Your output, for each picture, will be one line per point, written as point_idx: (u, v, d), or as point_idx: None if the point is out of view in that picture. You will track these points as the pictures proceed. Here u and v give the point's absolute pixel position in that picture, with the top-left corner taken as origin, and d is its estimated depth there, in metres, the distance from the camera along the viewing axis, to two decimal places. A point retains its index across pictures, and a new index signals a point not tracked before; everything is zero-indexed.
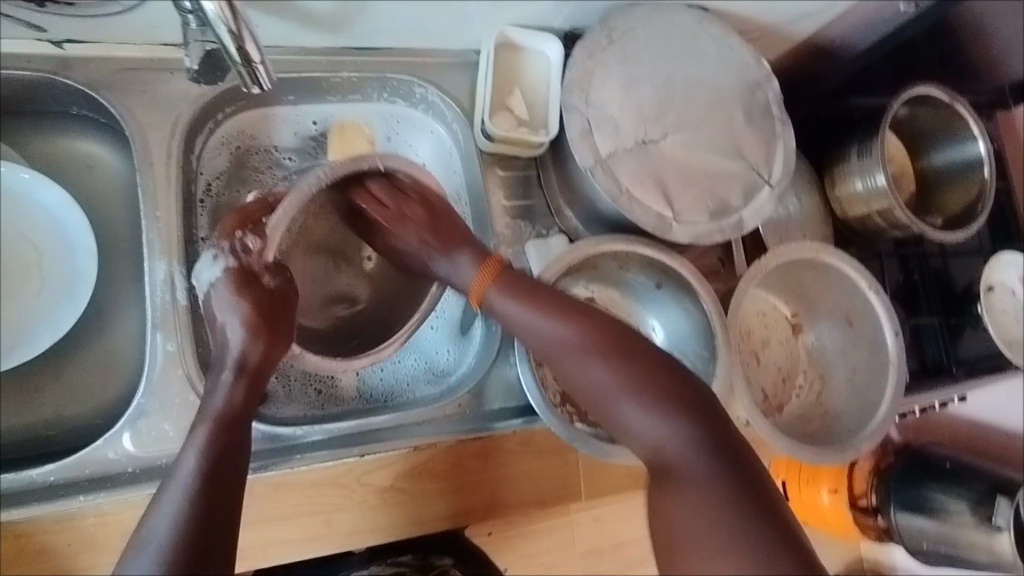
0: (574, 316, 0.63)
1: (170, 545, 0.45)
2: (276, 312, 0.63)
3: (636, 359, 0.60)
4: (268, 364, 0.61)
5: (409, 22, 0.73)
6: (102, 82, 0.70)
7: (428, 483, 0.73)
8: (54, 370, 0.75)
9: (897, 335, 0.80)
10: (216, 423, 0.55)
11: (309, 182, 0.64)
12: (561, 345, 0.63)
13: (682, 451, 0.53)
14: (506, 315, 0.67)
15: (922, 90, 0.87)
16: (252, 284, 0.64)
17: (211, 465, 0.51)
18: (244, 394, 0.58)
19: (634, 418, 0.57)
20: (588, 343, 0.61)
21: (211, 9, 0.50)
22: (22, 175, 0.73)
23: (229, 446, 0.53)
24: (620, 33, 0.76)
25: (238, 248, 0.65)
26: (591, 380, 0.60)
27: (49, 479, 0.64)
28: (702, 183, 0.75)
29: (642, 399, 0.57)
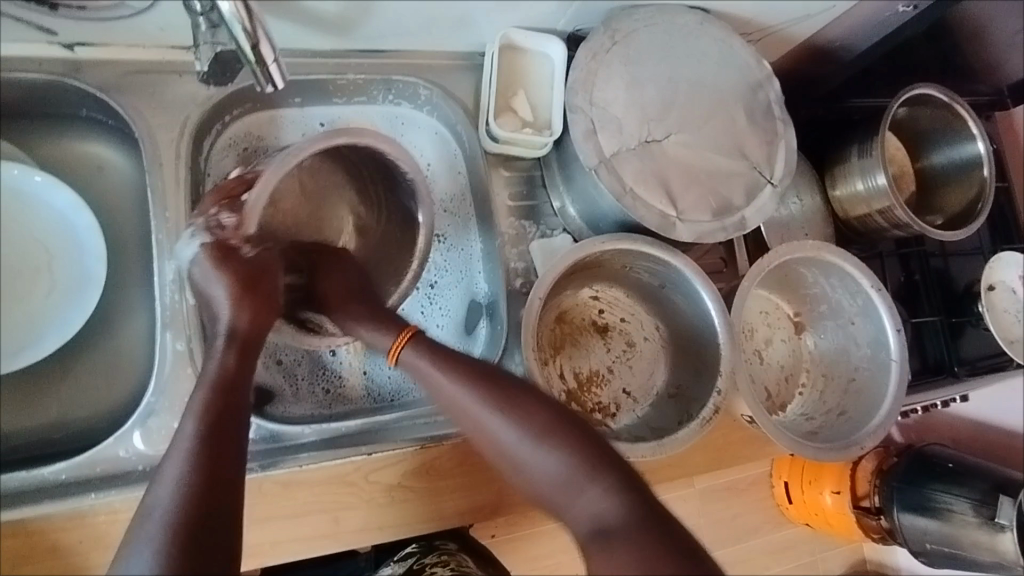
0: (483, 380, 0.60)
1: (173, 511, 0.45)
2: (257, 281, 0.63)
3: (551, 419, 0.58)
4: (256, 331, 0.61)
5: (415, 25, 0.74)
6: (112, 84, 0.71)
7: (436, 481, 0.74)
8: (65, 371, 0.75)
9: (899, 332, 0.81)
10: (213, 389, 0.55)
11: (292, 155, 0.62)
12: (470, 406, 0.60)
13: (613, 512, 0.51)
14: (420, 380, 0.64)
15: (922, 90, 0.88)
16: (230, 255, 0.64)
17: (211, 430, 0.51)
18: (237, 361, 0.59)
19: (561, 482, 0.55)
20: (499, 404, 0.59)
21: (227, 8, 0.52)
22: (33, 179, 0.74)
23: (227, 410, 0.54)
24: (623, 34, 0.76)
25: (213, 224, 0.64)
26: (508, 443, 0.58)
27: (60, 477, 0.65)
28: (705, 182, 0.76)
29: (565, 460, 0.55)
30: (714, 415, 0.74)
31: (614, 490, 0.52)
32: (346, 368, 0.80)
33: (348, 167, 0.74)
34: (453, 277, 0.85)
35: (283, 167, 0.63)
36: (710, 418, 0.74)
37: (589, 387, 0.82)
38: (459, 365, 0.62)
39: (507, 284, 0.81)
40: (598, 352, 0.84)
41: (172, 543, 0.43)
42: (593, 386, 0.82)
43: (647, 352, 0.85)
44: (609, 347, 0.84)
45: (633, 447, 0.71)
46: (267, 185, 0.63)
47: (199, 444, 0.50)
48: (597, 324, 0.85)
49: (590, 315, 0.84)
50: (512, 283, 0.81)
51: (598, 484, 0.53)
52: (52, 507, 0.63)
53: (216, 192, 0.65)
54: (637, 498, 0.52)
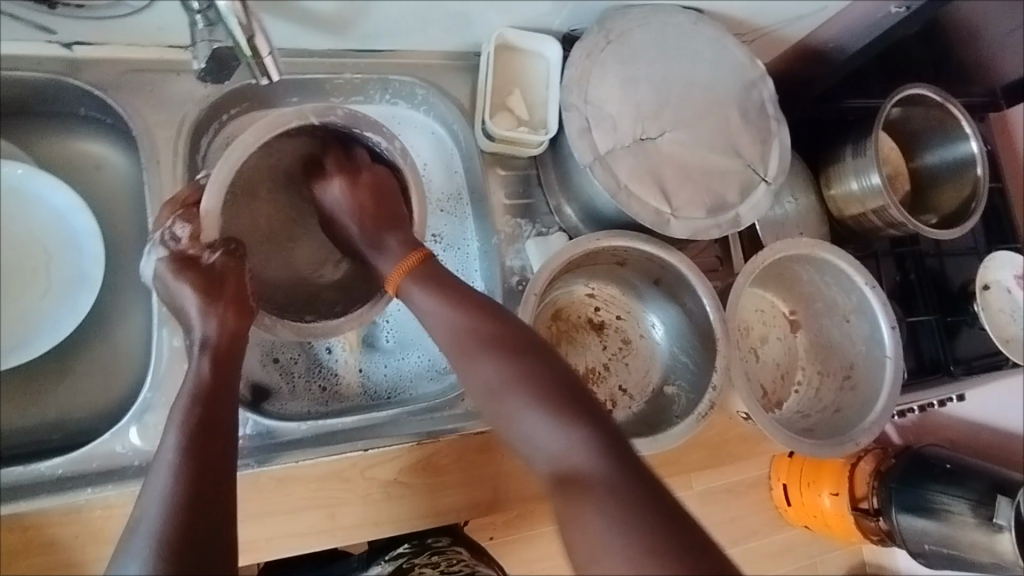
0: (478, 317, 0.62)
1: (165, 526, 0.45)
2: (218, 283, 0.62)
3: (529, 361, 0.59)
4: (229, 334, 0.61)
5: (411, 24, 0.75)
6: (110, 83, 0.72)
7: (433, 478, 0.74)
8: (62, 369, 0.76)
9: (893, 329, 0.81)
10: (194, 401, 0.54)
11: (238, 149, 0.63)
12: (460, 342, 0.62)
13: (581, 460, 0.51)
14: (417, 310, 0.66)
15: (914, 90, 0.89)
16: (192, 264, 0.63)
17: (193, 442, 0.51)
18: (213, 367, 0.58)
19: (528, 424, 0.55)
20: (478, 347, 0.61)
21: (222, 4, 0.52)
22: (41, 182, 0.75)
23: (210, 417, 0.53)
24: (617, 33, 0.77)
25: (169, 238, 0.64)
26: (484, 382, 0.59)
27: (57, 472, 0.65)
28: (699, 180, 0.77)
29: (537, 403, 0.55)
30: (709, 410, 0.74)
31: (586, 439, 0.52)
32: (345, 363, 0.80)
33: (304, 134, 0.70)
34: (451, 276, 0.85)
35: (230, 164, 0.63)
36: (705, 413, 0.74)
37: (586, 383, 0.82)
38: (446, 302, 0.64)
39: (503, 282, 0.82)
40: (595, 349, 0.84)
41: (164, 559, 0.44)
42: (589, 382, 0.83)
43: (642, 350, 0.85)
44: (605, 344, 0.85)
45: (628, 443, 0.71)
46: (221, 185, 0.63)
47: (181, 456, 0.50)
48: (593, 322, 0.85)
49: (586, 313, 0.85)
50: (508, 281, 0.82)
51: (569, 430, 0.53)
52: (47, 503, 0.63)
53: (171, 205, 0.65)
54: (606, 450, 0.52)
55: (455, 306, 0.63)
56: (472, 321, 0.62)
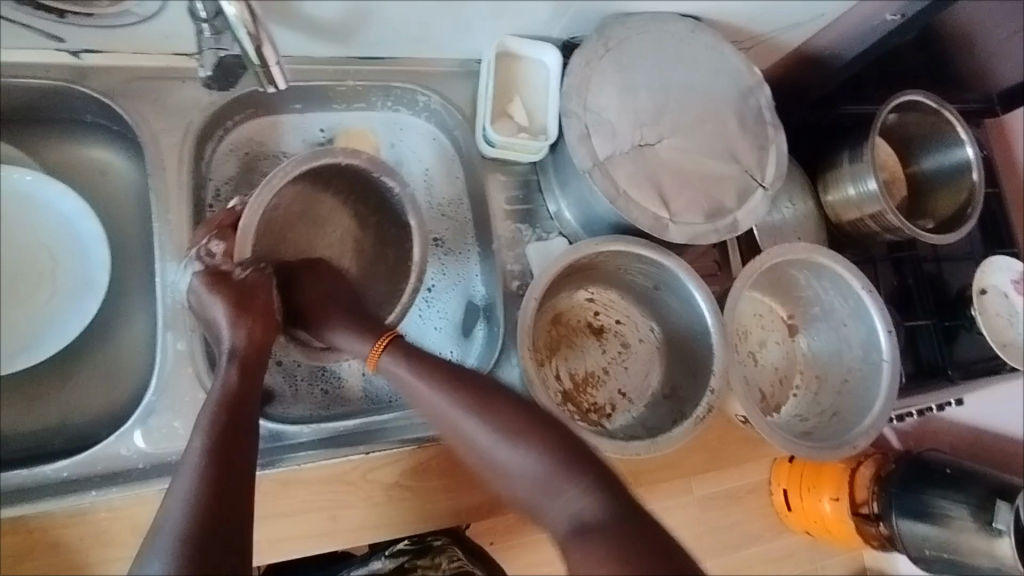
0: (461, 382, 0.60)
1: (188, 524, 0.46)
2: (249, 298, 0.64)
3: (528, 419, 0.57)
4: (256, 345, 0.63)
5: (412, 32, 0.76)
6: (117, 90, 0.73)
7: (434, 481, 0.75)
8: (66, 373, 0.76)
9: (890, 333, 0.82)
10: (220, 406, 0.56)
11: (279, 176, 0.66)
12: (447, 410, 0.60)
13: (593, 514, 0.51)
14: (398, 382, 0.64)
15: (909, 97, 0.90)
16: (223, 278, 0.65)
17: (219, 444, 0.52)
18: (241, 376, 0.60)
19: (533, 481, 0.55)
20: (477, 402, 0.59)
21: (233, 14, 0.53)
22: (52, 190, 0.76)
23: (234, 424, 0.54)
24: (616, 41, 0.78)
25: (204, 254, 0.67)
26: (485, 444, 0.57)
27: (62, 475, 0.65)
28: (697, 185, 0.77)
29: (542, 458, 0.54)
30: (708, 413, 0.75)
31: (593, 496, 0.52)
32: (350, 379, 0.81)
33: (346, 188, 0.75)
34: (452, 280, 0.86)
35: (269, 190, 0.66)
36: (704, 417, 0.75)
37: (585, 387, 0.83)
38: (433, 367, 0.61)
39: (503, 286, 0.82)
40: (594, 354, 0.85)
41: (186, 555, 0.44)
42: (589, 387, 0.83)
43: (641, 354, 0.86)
44: (604, 348, 0.85)
45: (627, 446, 0.72)
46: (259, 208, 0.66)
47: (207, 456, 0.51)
48: (593, 326, 0.85)
49: (586, 318, 0.85)
50: (509, 285, 0.83)
51: (579, 484, 0.53)
52: (52, 505, 0.64)
53: (208, 226, 0.68)
54: (614, 500, 0.51)
55: (446, 371, 0.61)
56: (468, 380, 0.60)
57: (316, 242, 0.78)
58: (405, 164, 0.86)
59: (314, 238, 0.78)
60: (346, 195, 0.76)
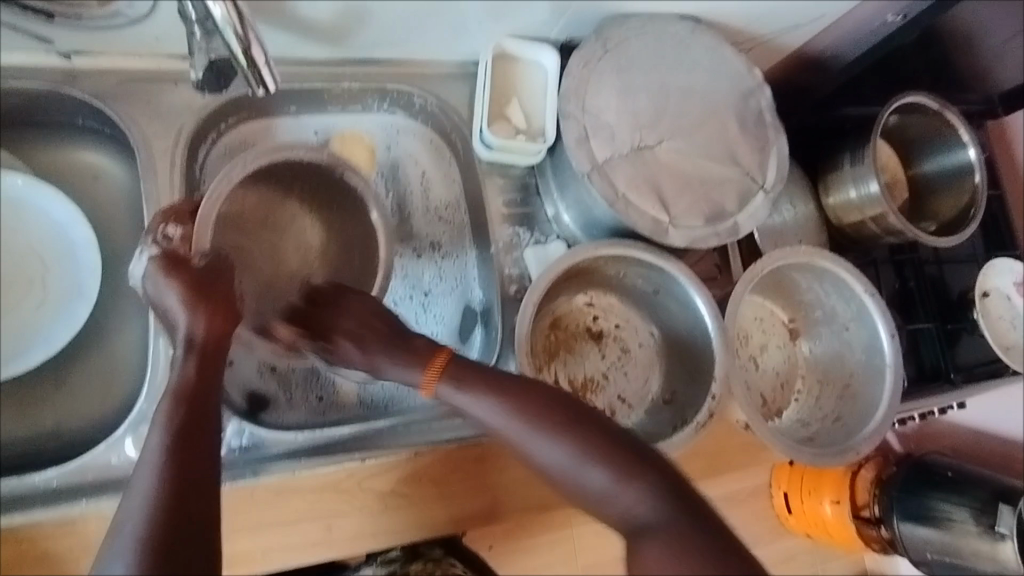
0: (513, 396, 0.61)
1: (147, 528, 0.44)
2: (208, 283, 0.63)
3: (583, 429, 0.57)
4: (216, 334, 0.60)
5: (409, 33, 0.75)
6: (108, 93, 0.72)
7: (429, 489, 0.74)
8: (56, 380, 0.75)
9: (893, 337, 0.81)
10: (176, 399, 0.53)
11: (238, 166, 0.66)
12: (506, 426, 0.60)
13: (659, 519, 0.51)
14: (455, 404, 0.64)
15: (912, 98, 0.89)
16: (181, 264, 0.64)
17: (178, 443, 0.50)
18: (199, 368, 0.57)
19: (597, 487, 0.55)
20: (531, 422, 0.59)
21: (218, 13, 0.53)
22: (44, 195, 0.75)
23: (194, 418, 0.52)
24: (615, 42, 0.77)
25: (161, 239, 0.65)
26: (548, 462, 0.58)
27: (50, 484, 0.64)
28: (697, 188, 0.76)
29: (602, 465, 0.55)
30: (708, 420, 0.73)
31: (653, 497, 0.52)
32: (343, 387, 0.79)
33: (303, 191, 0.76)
34: (450, 284, 0.85)
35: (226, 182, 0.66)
36: (705, 423, 0.73)
37: (584, 393, 0.82)
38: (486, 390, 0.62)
39: (501, 291, 0.81)
40: (593, 359, 0.84)
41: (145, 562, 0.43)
42: (588, 392, 0.82)
43: (641, 358, 0.84)
44: (604, 353, 0.84)
45: None
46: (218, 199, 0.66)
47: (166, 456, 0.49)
48: (592, 331, 0.84)
49: (585, 322, 0.84)
50: (507, 289, 0.82)
51: (639, 486, 0.53)
52: (41, 515, 0.63)
53: (164, 211, 0.66)
54: (676, 499, 0.52)
55: (501, 387, 0.61)
56: (520, 396, 0.61)
57: (283, 251, 0.78)
58: (403, 166, 0.86)
59: (280, 245, 0.77)
60: (311, 201, 0.77)
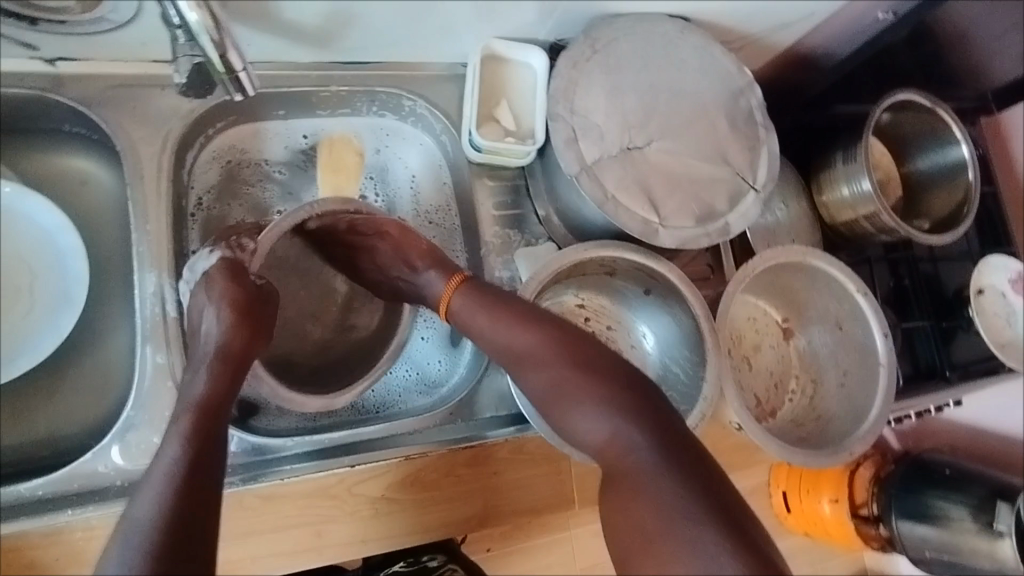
0: (514, 323, 0.64)
1: (155, 525, 0.44)
2: (255, 308, 0.65)
3: (574, 357, 0.60)
4: (248, 354, 0.63)
5: (395, 36, 0.74)
6: (94, 99, 0.71)
7: (420, 493, 0.73)
8: (44, 388, 0.74)
9: (886, 336, 0.80)
10: (196, 411, 0.55)
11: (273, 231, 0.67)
12: (505, 352, 0.64)
13: (623, 447, 0.52)
14: (467, 331, 0.69)
15: (902, 96, 0.89)
16: (239, 276, 0.66)
17: (194, 450, 0.51)
18: (221, 386, 0.59)
19: (577, 413, 0.57)
20: (528, 349, 0.62)
21: (194, 19, 0.51)
22: (31, 202, 0.73)
23: (209, 433, 0.53)
24: (603, 42, 0.77)
25: (234, 246, 0.69)
26: (538, 388, 0.61)
27: (37, 494, 0.64)
28: (687, 188, 0.76)
29: (583, 397, 0.57)
30: (701, 422, 0.73)
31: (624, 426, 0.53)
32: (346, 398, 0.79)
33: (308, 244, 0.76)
34: None
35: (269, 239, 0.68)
36: (697, 425, 0.73)
37: None
38: (491, 319, 0.66)
39: None
40: None
41: (155, 557, 0.42)
42: None
43: (634, 360, 0.84)
44: None
45: None
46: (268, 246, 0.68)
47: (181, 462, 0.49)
48: None
49: (576, 323, 0.84)
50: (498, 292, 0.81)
51: (609, 411, 0.54)
52: (27, 524, 0.62)
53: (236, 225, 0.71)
54: (647, 428, 0.53)
55: (501, 315, 0.65)
56: (522, 323, 0.64)
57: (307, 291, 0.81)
58: (392, 170, 0.87)
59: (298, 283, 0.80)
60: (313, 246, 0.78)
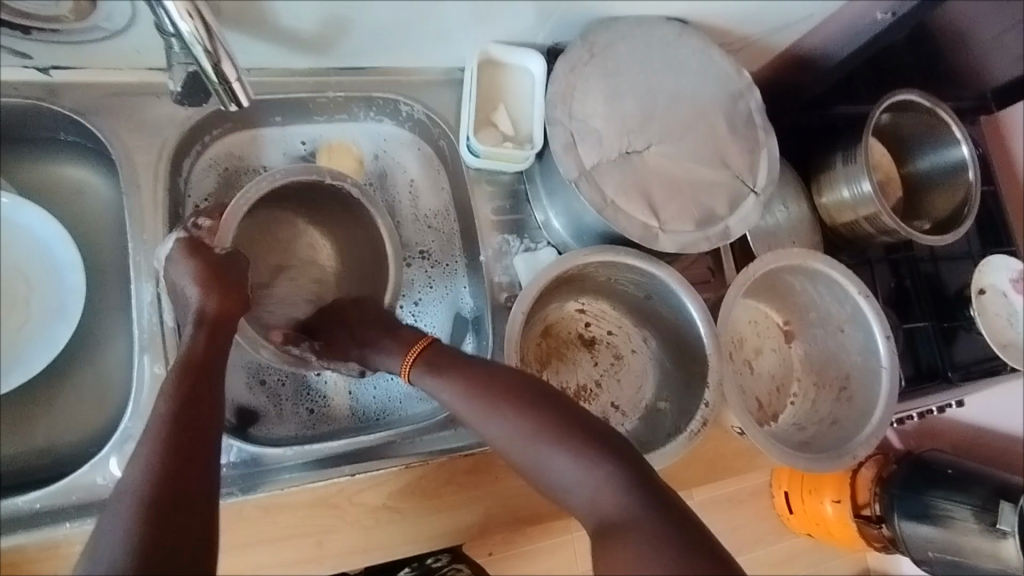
0: (480, 379, 0.59)
1: (146, 483, 0.46)
2: (224, 271, 0.65)
3: (551, 410, 0.55)
4: (228, 313, 0.62)
5: (391, 42, 0.74)
6: (88, 107, 0.71)
7: (420, 501, 0.73)
8: (39, 399, 0.74)
9: (888, 338, 0.80)
10: (182, 369, 0.55)
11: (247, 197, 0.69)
12: (472, 411, 0.58)
13: (612, 502, 0.47)
14: (431, 391, 0.63)
15: (903, 96, 0.89)
16: (201, 250, 0.66)
17: (183, 405, 0.52)
18: (209, 338, 0.59)
19: (557, 472, 0.51)
20: (498, 399, 0.57)
21: (186, 31, 0.51)
22: (32, 215, 0.74)
23: (201, 385, 0.54)
24: (601, 46, 0.76)
25: (191, 227, 0.68)
26: (511, 444, 0.55)
27: (35, 506, 0.63)
28: (687, 192, 0.75)
29: (560, 449, 0.52)
30: (702, 427, 0.72)
31: (608, 476, 0.48)
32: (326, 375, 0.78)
33: (314, 210, 0.78)
34: (440, 293, 0.84)
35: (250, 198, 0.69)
36: (699, 431, 0.72)
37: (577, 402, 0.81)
38: (460, 370, 0.61)
39: (491, 299, 0.80)
40: (586, 366, 0.83)
41: (144, 515, 0.43)
42: (581, 400, 0.81)
43: (635, 364, 0.84)
44: (597, 360, 0.83)
45: None
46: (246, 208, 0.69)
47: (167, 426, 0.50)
48: (584, 338, 0.84)
49: (576, 328, 0.83)
50: (497, 297, 0.81)
51: (592, 465, 0.50)
52: (24, 538, 0.62)
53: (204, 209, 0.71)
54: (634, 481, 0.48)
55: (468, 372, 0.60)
56: (492, 378, 0.59)
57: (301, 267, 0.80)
58: (392, 175, 0.86)
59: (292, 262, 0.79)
60: (312, 215, 0.79)
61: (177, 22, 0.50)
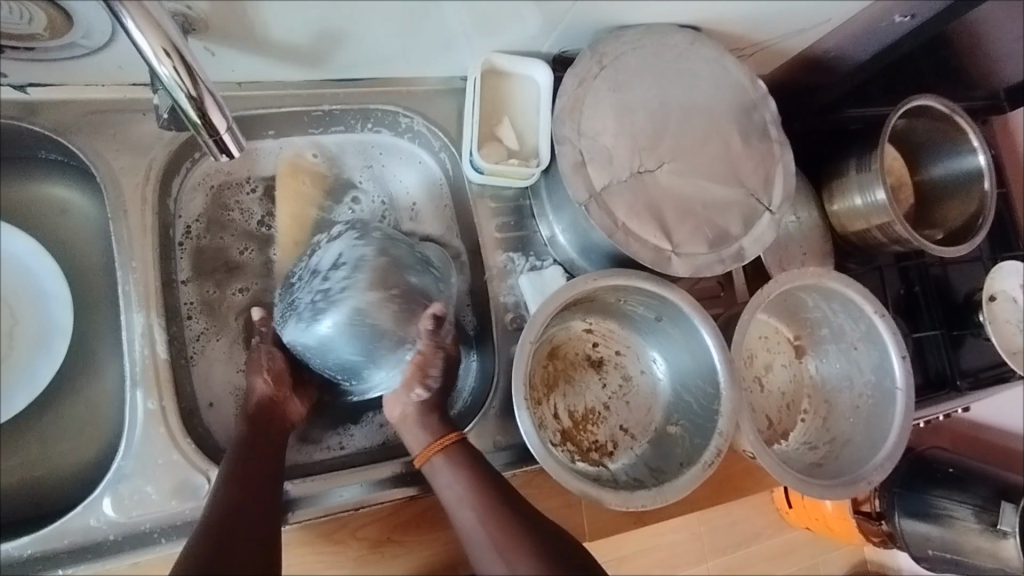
0: (489, 488, 0.62)
1: (204, 529, 0.51)
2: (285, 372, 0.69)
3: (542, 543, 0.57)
4: (269, 396, 0.67)
5: (389, 54, 0.70)
6: (70, 126, 0.67)
7: (424, 530, 0.72)
8: (22, 435, 0.70)
9: (905, 359, 0.78)
10: (242, 447, 0.61)
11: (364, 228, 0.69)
12: (471, 515, 0.61)
13: None
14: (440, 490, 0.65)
15: (919, 101, 0.85)
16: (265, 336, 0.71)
17: (241, 476, 0.58)
18: (252, 422, 0.64)
19: None
20: (502, 520, 0.59)
21: (165, 73, 0.48)
22: (20, 244, 0.72)
23: (257, 459, 0.60)
24: (611, 58, 0.72)
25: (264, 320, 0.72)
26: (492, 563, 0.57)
27: (26, 552, 0.61)
28: (699, 212, 0.73)
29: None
30: (716, 458, 0.70)
31: None
32: None
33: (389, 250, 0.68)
34: None
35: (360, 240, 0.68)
36: (713, 462, 0.70)
37: (584, 425, 0.79)
38: (475, 486, 0.62)
39: (495, 321, 0.78)
40: (594, 388, 0.81)
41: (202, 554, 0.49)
42: (588, 424, 0.79)
43: (644, 386, 0.82)
44: (605, 382, 0.81)
45: (631, 496, 0.66)
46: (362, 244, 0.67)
47: (230, 484, 0.57)
48: (592, 359, 0.81)
49: (583, 349, 0.81)
50: (501, 320, 0.78)
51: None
52: None
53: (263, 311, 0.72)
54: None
55: (480, 476, 0.63)
56: (504, 508, 0.61)
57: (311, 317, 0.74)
58: (388, 186, 0.83)
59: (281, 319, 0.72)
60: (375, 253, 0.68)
61: (156, 65, 0.47)
